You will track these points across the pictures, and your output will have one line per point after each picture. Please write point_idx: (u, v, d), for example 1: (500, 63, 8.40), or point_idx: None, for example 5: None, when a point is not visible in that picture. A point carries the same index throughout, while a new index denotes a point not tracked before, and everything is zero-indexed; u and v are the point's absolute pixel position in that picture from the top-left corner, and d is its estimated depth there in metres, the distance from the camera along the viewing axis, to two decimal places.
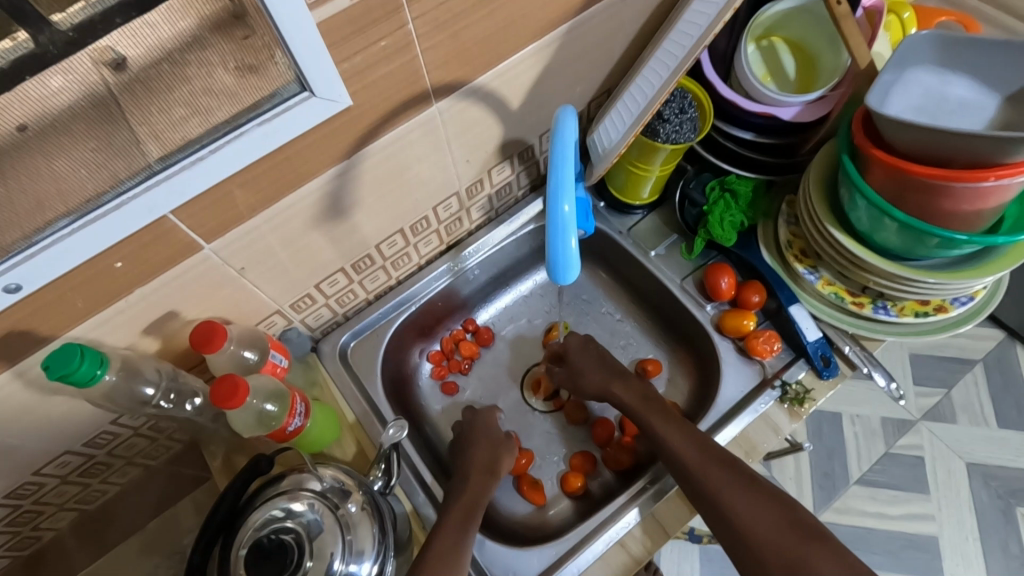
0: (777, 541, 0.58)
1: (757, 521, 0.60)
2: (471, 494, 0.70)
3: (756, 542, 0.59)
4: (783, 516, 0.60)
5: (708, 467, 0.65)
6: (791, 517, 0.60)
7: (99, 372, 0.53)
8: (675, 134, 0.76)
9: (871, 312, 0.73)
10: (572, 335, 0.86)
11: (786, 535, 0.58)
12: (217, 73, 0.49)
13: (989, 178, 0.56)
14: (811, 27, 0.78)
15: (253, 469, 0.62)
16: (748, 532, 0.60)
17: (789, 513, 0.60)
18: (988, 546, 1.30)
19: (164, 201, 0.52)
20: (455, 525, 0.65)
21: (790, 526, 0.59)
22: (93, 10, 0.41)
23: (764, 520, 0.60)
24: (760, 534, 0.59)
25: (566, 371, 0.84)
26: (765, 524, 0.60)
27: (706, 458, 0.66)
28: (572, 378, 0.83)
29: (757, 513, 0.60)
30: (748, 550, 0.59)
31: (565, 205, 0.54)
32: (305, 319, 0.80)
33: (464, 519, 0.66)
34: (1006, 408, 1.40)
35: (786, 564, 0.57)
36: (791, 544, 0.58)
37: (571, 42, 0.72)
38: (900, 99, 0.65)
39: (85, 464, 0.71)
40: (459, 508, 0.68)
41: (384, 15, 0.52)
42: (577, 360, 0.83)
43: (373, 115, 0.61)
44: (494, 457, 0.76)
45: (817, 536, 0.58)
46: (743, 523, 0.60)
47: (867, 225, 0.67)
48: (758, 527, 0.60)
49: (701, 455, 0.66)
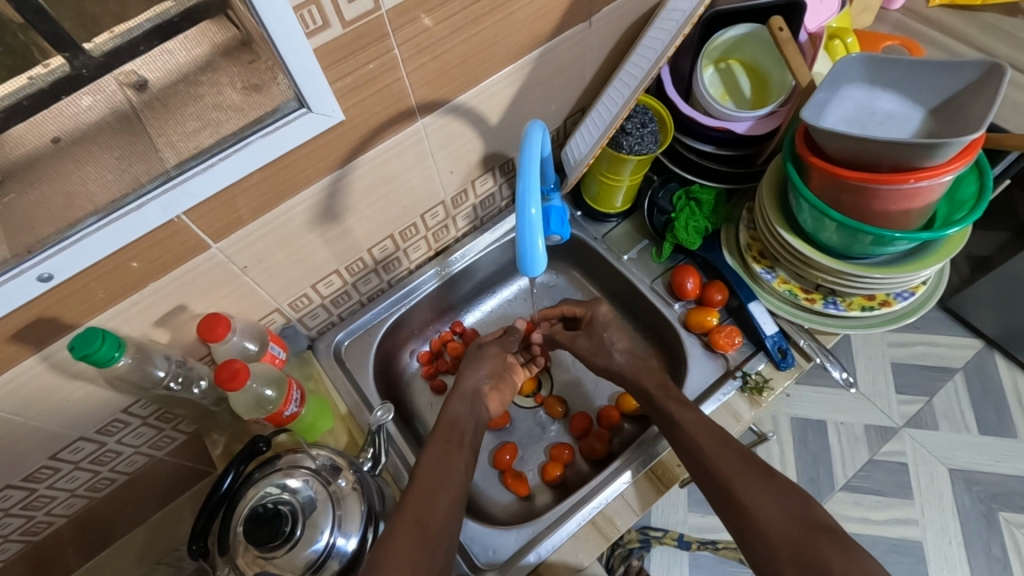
0: (786, 531, 0.61)
1: (767, 511, 0.62)
2: (456, 416, 0.76)
3: (766, 529, 0.61)
4: (794, 509, 0.62)
5: (724, 458, 0.68)
6: (803, 510, 0.62)
7: (116, 354, 0.60)
8: (638, 145, 0.82)
9: (822, 307, 0.79)
10: (605, 309, 0.88)
11: (796, 527, 0.61)
12: (226, 92, 0.58)
13: (910, 180, 0.63)
14: (761, 51, 0.86)
15: (252, 449, 0.67)
16: (762, 521, 0.62)
17: (799, 505, 0.63)
18: (971, 549, 1.33)
19: (178, 201, 0.58)
20: (437, 447, 0.71)
21: (800, 518, 0.62)
22: (119, 39, 0.50)
23: (776, 511, 0.62)
24: (771, 524, 0.62)
25: (592, 339, 0.86)
26: (777, 516, 0.62)
27: (723, 450, 0.68)
28: (589, 347, 0.86)
29: (771, 506, 0.63)
30: (756, 538, 0.62)
31: (531, 208, 0.61)
32: (302, 318, 0.86)
33: (445, 441, 0.72)
34: (986, 414, 1.45)
35: (796, 554, 0.59)
36: (800, 534, 0.60)
37: (544, 64, 0.80)
38: (834, 112, 0.72)
39: (97, 451, 0.76)
40: (443, 429, 0.74)
41: (371, 41, 0.60)
42: (605, 335, 0.85)
43: (364, 129, 0.68)
44: (459, 376, 0.83)
45: (828, 528, 0.60)
46: (755, 512, 0.63)
47: (811, 226, 0.74)
48: (769, 517, 0.62)
49: (717, 446, 0.69)
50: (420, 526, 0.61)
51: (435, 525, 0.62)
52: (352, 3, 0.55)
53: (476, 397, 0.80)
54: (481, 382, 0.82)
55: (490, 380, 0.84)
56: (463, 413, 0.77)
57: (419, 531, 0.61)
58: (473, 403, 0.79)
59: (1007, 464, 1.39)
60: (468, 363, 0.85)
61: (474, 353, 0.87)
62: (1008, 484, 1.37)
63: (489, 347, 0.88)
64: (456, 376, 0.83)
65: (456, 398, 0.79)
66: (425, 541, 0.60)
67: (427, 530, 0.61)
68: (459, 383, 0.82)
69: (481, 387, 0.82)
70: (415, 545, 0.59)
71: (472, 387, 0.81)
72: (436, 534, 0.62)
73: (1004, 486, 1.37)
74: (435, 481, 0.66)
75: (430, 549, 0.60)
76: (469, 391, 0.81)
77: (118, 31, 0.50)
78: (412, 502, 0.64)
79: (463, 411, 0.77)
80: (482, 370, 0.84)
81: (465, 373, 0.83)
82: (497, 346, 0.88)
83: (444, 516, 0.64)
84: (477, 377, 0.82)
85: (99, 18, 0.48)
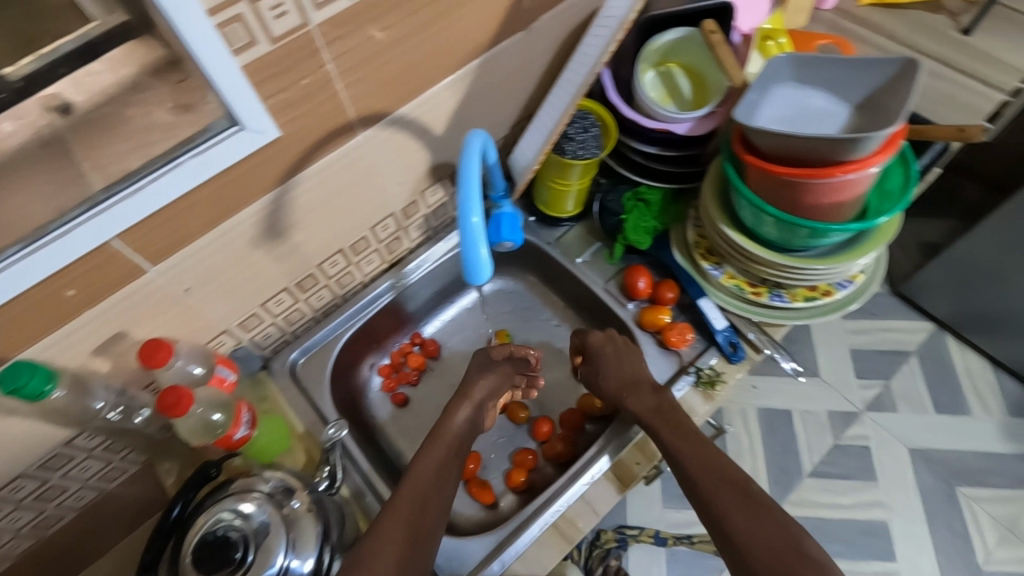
0: (772, 562, 0.62)
1: (754, 538, 0.63)
2: (456, 424, 0.77)
3: (752, 560, 0.63)
4: (779, 537, 0.63)
5: (715, 482, 0.68)
6: (789, 539, 0.63)
7: (47, 389, 0.59)
8: (580, 150, 0.85)
9: (768, 299, 0.81)
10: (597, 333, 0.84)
11: (780, 556, 0.62)
12: (154, 111, 0.58)
13: (838, 174, 0.65)
14: (698, 53, 0.88)
15: (201, 476, 0.69)
16: (748, 549, 0.63)
17: (785, 533, 0.64)
18: (935, 525, 1.37)
19: (109, 226, 0.57)
20: (440, 450, 0.73)
21: (786, 546, 0.63)
22: (41, 61, 0.51)
23: (763, 539, 0.63)
24: (756, 552, 0.63)
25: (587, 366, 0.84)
26: (763, 545, 0.63)
27: (713, 473, 0.69)
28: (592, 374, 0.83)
29: (758, 533, 0.64)
30: (746, 567, 0.63)
31: (473, 217, 0.61)
32: (254, 338, 0.85)
33: (449, 447, 0.74)
34: (942, 394, 1.50)
35: None
36: (784, 565, 0.61)
37: (486, 73, 0.80)
38: (768, 111, 0.74)
39: (40, 488, 0.73)
40: (444, 432, 0.76)
41: (303, 57, 0.59)
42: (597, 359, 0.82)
43: (304, 144, 0.68)
44: (470, 380, 0.82)
45: (812, 558, 0.62)
46: (742, 539, 0.64)
47: (752, 222, 0.76)
48: (756, 546, 0.63)
49: (713, 477, 0.68)
50: (412, 531, 0.65)
51: (426, 520, 0.66)
52: (279, 18, 0.55)
53: (481, 408, 0.80)
54: (491, 393, 0.82)
55: (498, 393, 0.83)
56: (464, 421, 0.78)
57: (410, 532, 0.64)
58: (478, 415, 0.79)
59: (963, 441, 1.44)
60: (475, 373, 0.83)
61: (483, 363, 0.84)
62: (965, 459, 1.42)
63: (502, 364, 0.84)
64: (470, 379, 0.82)
65: (464, 405, 0.79)
66: (415, 540, 0.64)
67: (419, 535, 0.65)
68: (470, 387, 0.81)
69: (487, 401, 0.81)
70: (405, 544, 0.63)
71: (483, 396, 0.80)
72: (425, 533, 0.66)
73: (961, 463, 1.42)
74: (431, 484, 0.69)
75: (419, 548, 0.64)
76: (478, 401, 0.80)
77: (42, 53, 0.50)
78: (404, 498, 0.67)
79: (466, 420, 0.78)
80: (493, 383, 0.82)
81: (477, 380, 0.81)
82: (509, 363, 0.85)
83: (434, 513, 0.68)
84: (489, 386, 0.81)
85: (37, 37, 0.50)
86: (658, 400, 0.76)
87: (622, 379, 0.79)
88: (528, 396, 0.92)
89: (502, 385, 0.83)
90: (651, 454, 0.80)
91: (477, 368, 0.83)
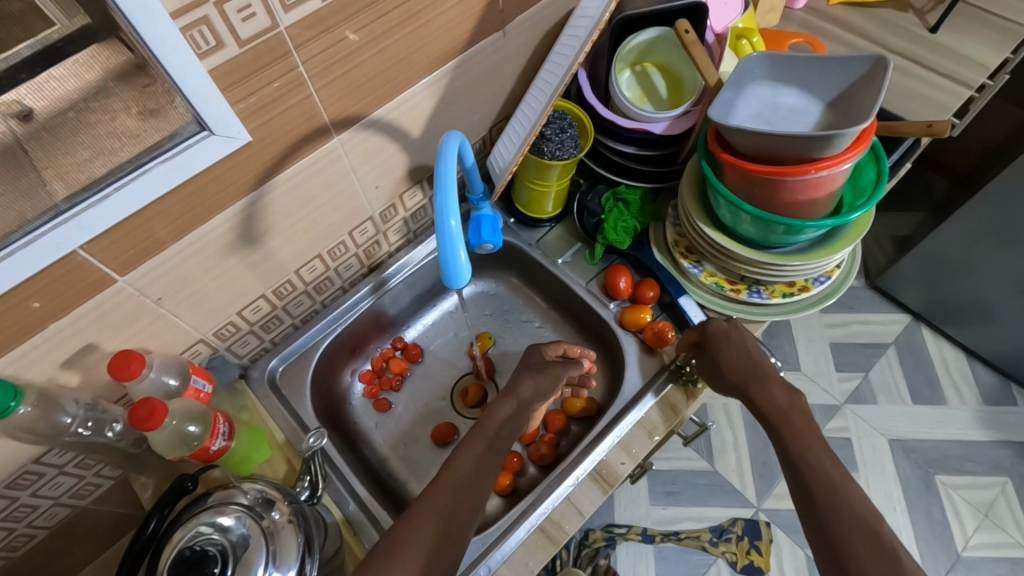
0: None
1: None
2: (496, 417, 0.75)
3: None
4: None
5: (841, 513, 0.62)
6: None
7: (13, 404, 0.58)
8: (558, 150, 0.84)
9: (747, 296, 0.82)
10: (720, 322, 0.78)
11: None
12: (120, 118, 0.55)
13: (812, 171, 0.66)
14: (673, 53, 0.88)
15: (177, 489, 0.66)
16: None
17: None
18: (914, 514, 1.38)
19: (72, 237, 0.55)
20: (479, 447, 0.71)
21: None
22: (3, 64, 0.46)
23: None
24: None
25: (704, 359, 0.77)
26: None
27: (836, 501, 0.63)
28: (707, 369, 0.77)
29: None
30: None
31: (450, 220, 0.61)
32: (230, 346, 0.83)
33: (489, 443, 0.72)
34: (918, 384, 1.53)
35: None
36: None
37: (461, 75, 0.80)
38: (742, 110, 0.75)
39: (9, 507, 0.71)
40: (487, 427, 0.74)
41: (273, 59, 0.58)
42: (719, 351, 0.76)
43: (276, 148, 0.67)
44: (516, 379, 0.80)
45: None
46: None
47: (730, 220, 0.77)
48: None
49: (836, 503, 0.63)
50: (444, 537, 0.62)
51: (457, 521, 0.64)
52: (247, 21, 0.54)
53: (526, 406, 0.78)
54: (540, 392, 0.79)
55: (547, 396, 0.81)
56: (508, 417, 0.75)
57: (441, 526, 0.63)
58: (522, 411, 0.77)
59: (939, 430, 1.47)
60: (526, 370, 0.81)
61: (535, 362, 0.82)
62: (942, 448, 1.45)
63: (553, 365, 0.82)
64: (515, 378, 0.80)
65: (509, 401, 0.77)
66: (445, 539, 0.62)
67: (451, 540, 0.62)
68: (516, 386, 0.79)
69: (534, 399, 0.79)
70: (436, 541, 0.61)
71: (529, 394, 0.78)
72: (455, 534, 0.63)
73: (938, 452, 1.44)
74: (466, 483, 0.67)
75: (447, 549, 0.62)
76: (524, 398, 0.78)
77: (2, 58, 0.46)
78: (425, 499, 0.65)
79: (511, 415, 0.76)
80: (543, 381, 0.80)
81: (524, 378, 0.80)
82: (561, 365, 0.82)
83: (466, 514, 0.65)
84: (536, 385, 0.79)
85: None
86: (789, 401, 0.73)
87: (749, 368, 0.75)
88: (574, 394, 0.90)
89: (553, 386, 0.81)
90: (636, 453, 0.79)
91: (525, 368, 0.82)
